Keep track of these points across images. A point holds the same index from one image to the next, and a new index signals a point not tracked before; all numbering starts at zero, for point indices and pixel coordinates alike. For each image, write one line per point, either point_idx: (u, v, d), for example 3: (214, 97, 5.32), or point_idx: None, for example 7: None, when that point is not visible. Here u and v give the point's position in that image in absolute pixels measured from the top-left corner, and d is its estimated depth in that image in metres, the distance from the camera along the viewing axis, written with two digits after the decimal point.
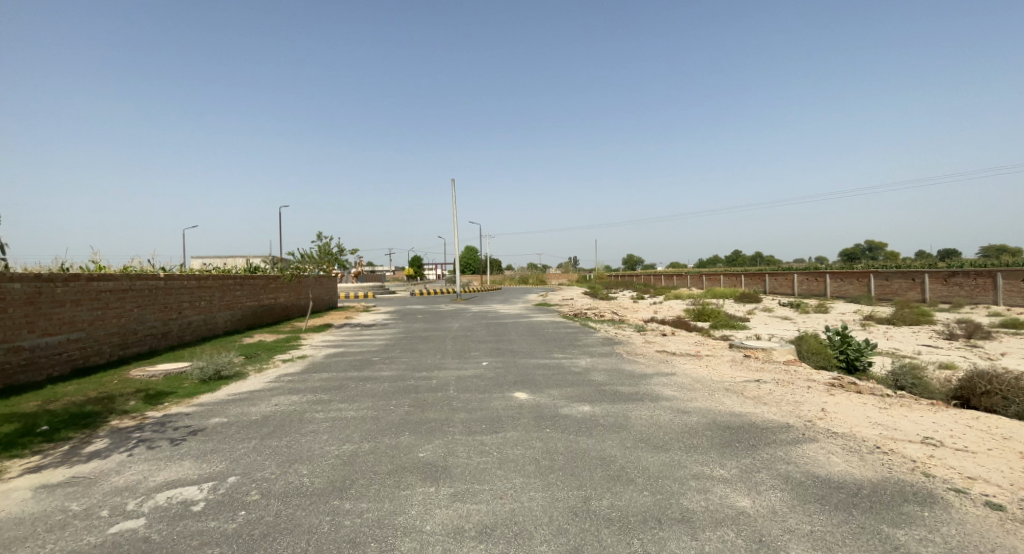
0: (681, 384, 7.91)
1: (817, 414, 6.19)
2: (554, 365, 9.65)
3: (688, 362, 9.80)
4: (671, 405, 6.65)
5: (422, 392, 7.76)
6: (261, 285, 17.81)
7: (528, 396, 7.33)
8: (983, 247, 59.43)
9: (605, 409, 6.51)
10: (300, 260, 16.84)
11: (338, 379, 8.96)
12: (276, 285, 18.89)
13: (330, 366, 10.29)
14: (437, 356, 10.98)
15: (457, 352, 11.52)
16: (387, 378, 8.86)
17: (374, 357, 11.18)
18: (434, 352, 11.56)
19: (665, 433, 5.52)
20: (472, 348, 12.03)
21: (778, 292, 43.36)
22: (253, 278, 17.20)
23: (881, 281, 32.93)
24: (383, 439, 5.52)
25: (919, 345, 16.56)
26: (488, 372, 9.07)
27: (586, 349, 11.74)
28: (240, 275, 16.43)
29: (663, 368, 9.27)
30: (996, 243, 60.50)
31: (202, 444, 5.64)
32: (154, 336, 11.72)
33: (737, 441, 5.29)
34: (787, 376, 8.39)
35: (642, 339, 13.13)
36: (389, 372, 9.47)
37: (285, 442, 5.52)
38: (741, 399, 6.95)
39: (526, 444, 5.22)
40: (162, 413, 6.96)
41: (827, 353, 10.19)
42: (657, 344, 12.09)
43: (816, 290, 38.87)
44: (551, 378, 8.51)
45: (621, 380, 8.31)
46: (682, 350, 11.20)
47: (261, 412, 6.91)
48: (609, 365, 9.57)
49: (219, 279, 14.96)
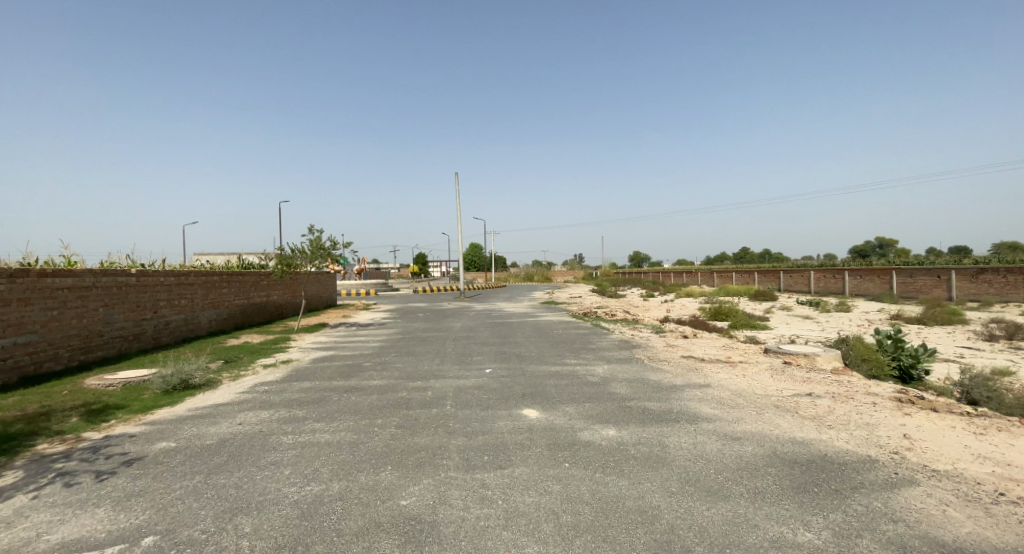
0: (721, 400, 6.68)
1: (902, 443, 4.96)
2: (568, 373, 8.45)
3: (722, 370, 8.56)
4: (716, 429, 5.44)
5: (414, 407, 6.58)
6: (252, 283, 16.70)
7: (539, 414, 6.13)
8: (1002, 244, 57.63)
9: (635, 435, 5.30)
10: (291, 255, 15.70)
11: (319, 389, 7.81)
12: (268, 282, 17.79)
13: (314, 373, 9.14)
14: (436, 361, 9.80)
15: (458, 356, 10.33)
16: (375, 389, 7.70)
17: (365, 362, 10.01)
18: (432, 357, 10.37)
19: (714, 472, 4.32)
20: (475, 352, 10.83)
21: (794, 290, 41.84)
22: (243, 275, 16.09)
23: (905, 278, 31.43)
24: (357, 478, 4.34)
25: (963, 347, 15.20)
26: (493, 382, 7.88)
27: (602, 353, 10.52)
28: (228, 271, 15.32)
29: (693, 378, 8.05)
30: (1015, 241, 58.72)
31: (132, 483, 4.49)
32: (123, 338, 10.62)
33: (815, 484, 4.07)
34: (843, 389, 7.14)
35: (663, 341, 11.89)
36: (379, 381, 8.30)
37: (234, 482, 4.36)
38: (797, 421, 5.73)
39: (540, 488, 4.04)
40: (101, 436, 5.83)
41: (879, 360, 8.97)
42: (681, 349, 10.85)
43: (834, 288, 37.36)
44: (565, 390, 7.30)
45: (648, 393, 7.10)
46: (710, 355, 9.95)
47: (219, 434, 5.78)
48: (631, 374, 8.35)
49: (203, 276, 13.85)
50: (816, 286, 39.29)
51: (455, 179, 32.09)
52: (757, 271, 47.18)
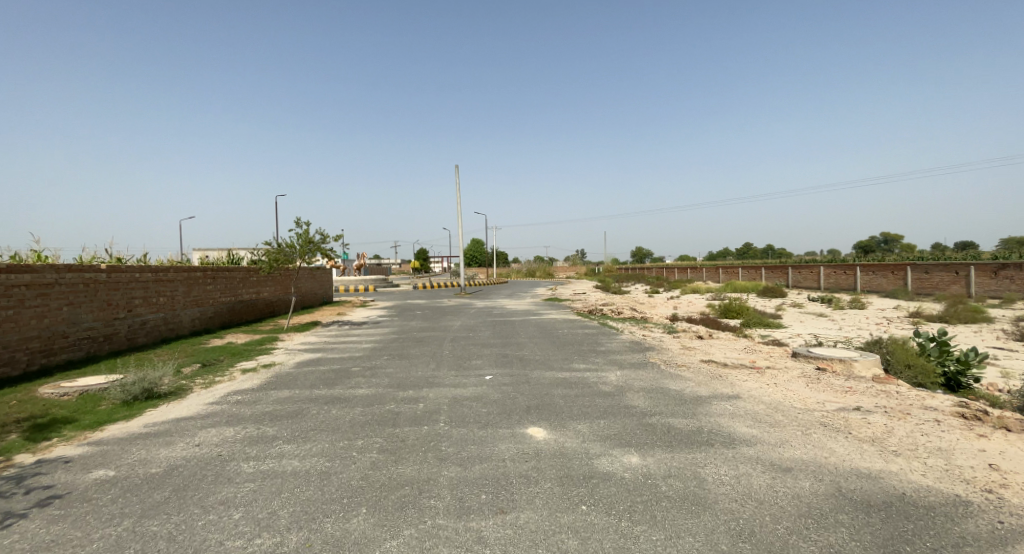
0: (757, 417, 5.76)
1: (994, 479, 4.06)
2: (578, 381, 7.54)
3: (750, 378, 7.65)
4: (762, 458, 4.52)
5: (402, 424, 5.69)
6: (240, 279, 15.82)
7: (547, 435, 5.24)
8: (1009, 240, 56.84)
9: (665, 465, 4.39)
10: (279, 249, 14.77)
11: (299, 400, 6.93)
12: (258, 278, 16.90)
13: (296, 379, 8.25)
14: (431, 366, 8.91)
15: (456, 360, 9.43)
16: (361, 400, 6.83)
17: (353, 367, 9.11)
18: (427, 361, 9.48)
19: (774, 522, 3.41)
20: (474, 355, 9.93)
21: (803, 286, 40.84)
22: (229, 271, 15.20)
23: (920, 274, 30.50)
24: (322, 528, 3.44)
25: (994, 348, 14.29)
26: (494, 393, 6.99)
27: (614, 356, 9.61)
28: (213, 267, 14.44)
29: (719, 387, 7.14)
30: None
31: (43, 530, 3.60)
32: (92, 339, 9.74)
33: (908, 544, 3.15)
34: (896, 403, 6.22)
35: (678, 343, 10.97)
36: (366, 390, 7.40)
37: (168, 532, 3.47)
38: (855, 445, 4.83)
39: (552, 546, 3.14)
40: (32, 460, 4.94)
41: (923, 366, 8.08)
42: (699, 352, 9.94)
43: (845, 284, 36.37)
44: (576, 403, 6.41)
45: (671, 407, 6.20)
46: (733, 360, 9.04)
47: (171, 459, 4.90)
48: (649, 382, 7.45)
49: (184, 272, 12.97)
50: (826, 282, 38.30)
51: (455, 171, 31.08)
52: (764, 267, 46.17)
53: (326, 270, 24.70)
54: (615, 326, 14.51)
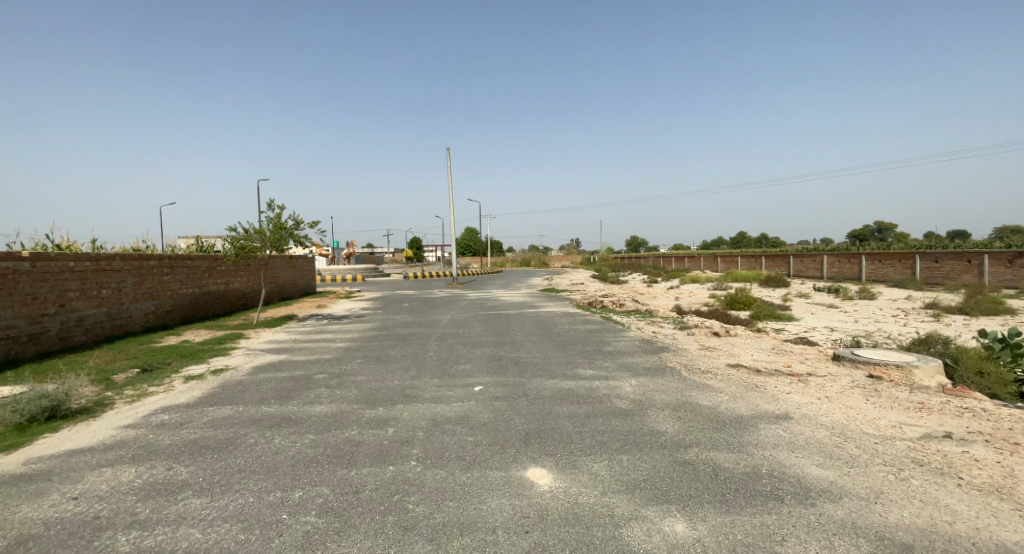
0: (825, 450, 4.42)
1: None
2: (587, 394, 6.18)
3: (794, 389, 6.32)
4: (864, 529, 3.16)
5: (361, 463, 4.30)
6: (205, 268, 14.32)
7: (554, 481, 3.88)
8: (1007, 229, 56.17)
9: (727, 542, 3.03)
10: (246, 235, 13.21)
11: (239, 422, 5.53)
12: (227, 267, 15.38)
13: (246, 391, 6.85)
14: (411, 373, 7.52)
15: (440, 364, 8.04)
16: (317, 422, 5.43)
17: (318, 374, 7.70)
18: (407, 365, 8.09)
19: None
20: (462, 357, 8.56)
21: (805, 275, 39.76)
22: (192, 260, 13.69)
23: (929, 264, 29.39)
24: None
25: None
26: (483, 411, 5.61)
27: (625, 359, 8.26)
28: (173, 255, 12.93)
29: (761, 403, 5.81)
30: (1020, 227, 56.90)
31: None
32: (10, 341, 8.28)
33: None
34: (993, 429, 4.90)
35: (695, 342, 9.64)
36: (326, 407, 5.99)
37: None
38: (981, 502, 3.49)
39: None
40: None
41: (995, 372, 6.78)
42: (722, 352, 8.61)
43: (849, 273, 35.31)
44: (587, 427, 5.05)
45: (710, 432, 4.86)
46: (765, 364, 7.70)
47: (26, 524, 3.49)
48: (674, 396, 6.11)
49: (133, 261, 11.47)
50: (829, 271, 37.22)
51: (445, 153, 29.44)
52: (764, 256, 45.07)
53: (308, 259, 23.17)
54: (619, 321, 13.18)
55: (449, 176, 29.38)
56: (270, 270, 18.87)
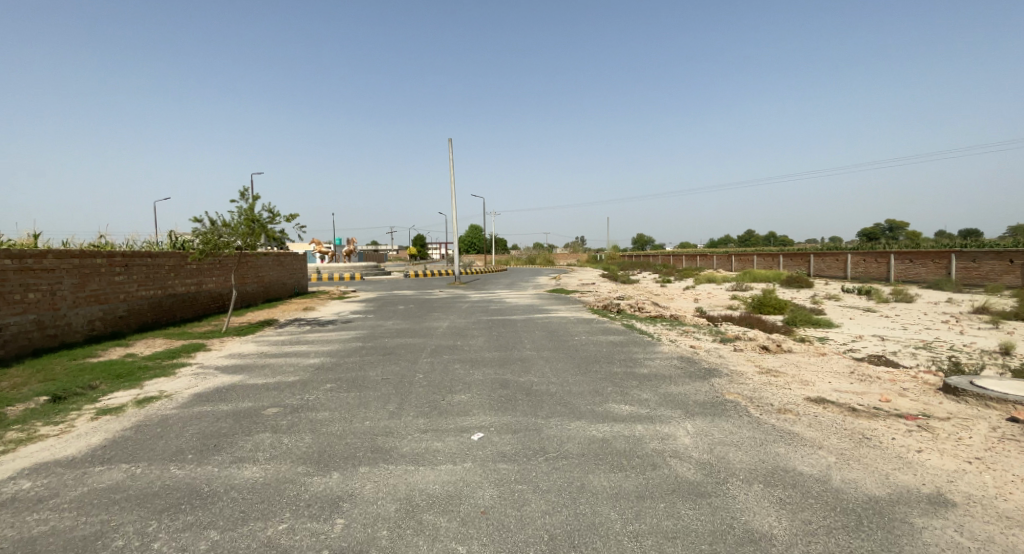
0: None
1: None
2: (630, 452, 4.35)
3: (922, 445, 4.47)
4: None
5: None
6: (170, 267, 12.58)
7: None
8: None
9: None
10: (209, 234, 10.98)
11: (121, 502, 3.74)
12: (198, 265, 13.65)
13: (163, 438, 5.07)
14: (390, 408, 5.72)
15: (430, 394, 6.24)
16: (234, 502, 3.64)
17: (269, 408, 5.91)
18: (387, 395, 6.28)
19: None
20: (458, 382, 6.76)
21: (827, 275, 37.84)
22: (153, 257, 11.96)
23: (967, 263, 27.41)
24: None
25: None
26: (483, 484, 3.80)
27: (667, 387, 6.44)
28: (127, 252, 11.20)
29: (889, 471, 3.97)
30: None
31: None
32: None
33: None
34: None
35: (748, 361, 7.79)
36: (257, 471, 4.20)
37: None
38: None
39: None
40: None
41: None
42: (789, 379, 6.76)
43: (877, 274, 33.31)
44: (643, 523, 3.23)
45: (845, 540, 3.03)
46: (856, 398, 5.82)
47: None
48: (756, 455, 4.27)
49: (73, 258, 9.75)
50: (854, 271, 35.28)
51: (448, 141, 27.64)
52: (782, 254, 43.12)
53: (298, 256, 21.43)
54: (645, 330, 11.35)
55: (453, 168, 27.61)
56: (252, 268, 17.12)
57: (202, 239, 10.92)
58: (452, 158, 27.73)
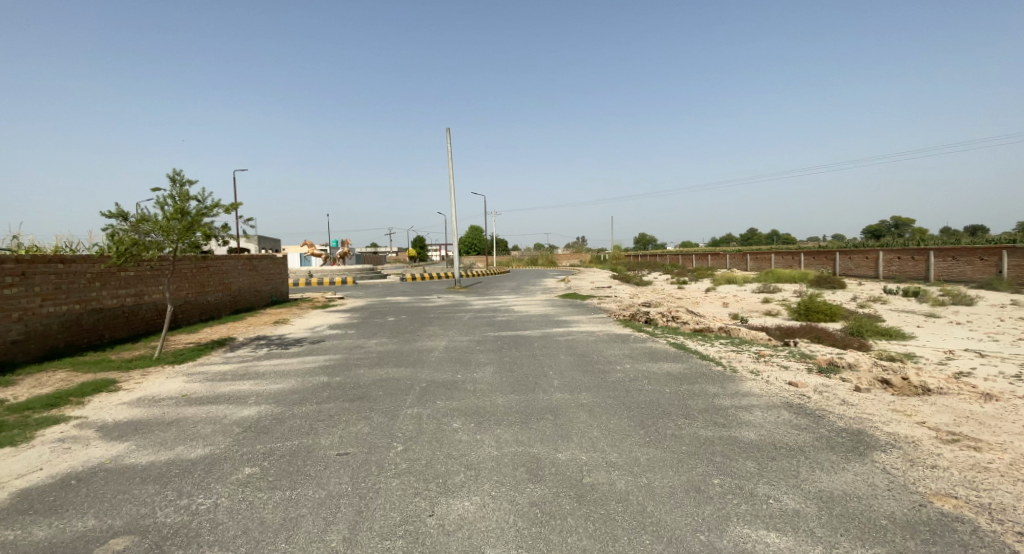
0: None
1: None
2: None
3: None
4: None
5: None
6: (95, 275, 9.92)
7: None
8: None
9: None
10: (130, 232, 8.16)
11: None
12: (136, 272, 10.96)
13: None
14: (335, 543, 3.08)
15: (410, 497, 3.60)
16: None
17: (120, 538, 3.24)
18: (339, 498, 3.63)
19: None
20: (459, 464, 4.13)
21: (855, 275, 35.24)
22: (67, 263, 9.28)
23: (1020, 261, 24.92)
24: None
25: None
26: None
27: (815, 480, 3.78)
28: (26, 256, 8.53)
29: None
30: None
31: None
32: None
33: None
34: None
35: (898, 416, 5.14)
36: None
37: None
38: None
39: None
40: None
41: None
42: (1004, 458, 4.12)
43: (913, 274, 30.79)
44: None
45: None
46: None
47: None
48: None
49: None
50: (886, 270, 32.71)
51: (447, 129, 24.98)
52: (803, 253, 40.50)
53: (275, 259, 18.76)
54: (702, 350, 8.69)
55: (451, 161, 24.98)
56: (214, 274, 14.43)
57: (115, 240, 8.14)
58: (450, 150, 25.10)
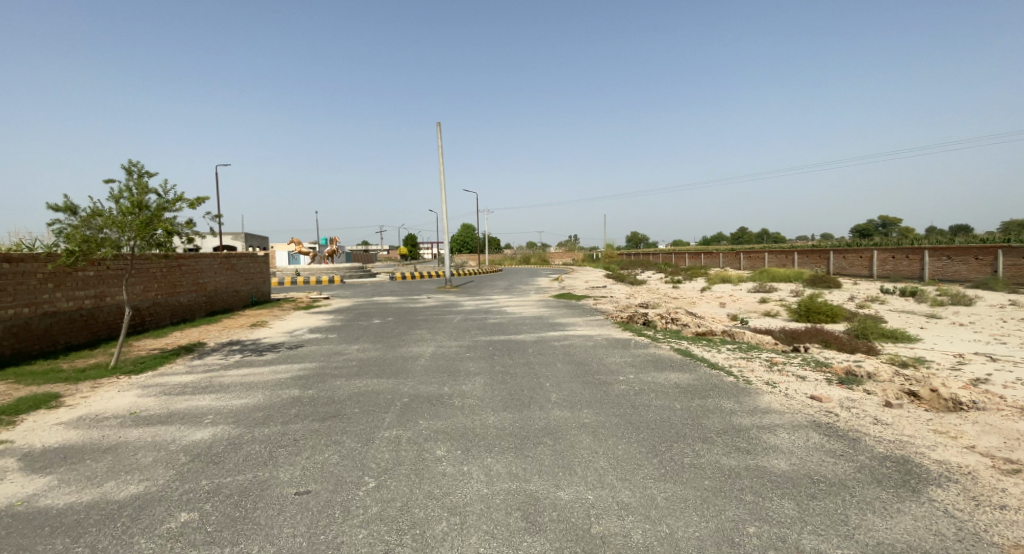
0: None
1: None
2: None
3: None
4: None
5: None
6: (48, 275, 9.12)
7: None
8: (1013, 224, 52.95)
9: None
10: (80, 228, 7.33)
11: None
12: (95, 272, 10.15)
13: None
14: None
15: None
16: None
17: None
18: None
19: None
20: (441, 508, 3.43)
21: (849, 274, 34.90)
22: (13, 263, 8.47)
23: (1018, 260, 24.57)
24: None
25: None
26: None
27: (867, 530, 3.13)
28: None
29: None
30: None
31: None
32: None
33: None
34: None
35: (943, 439, 4.52)
36: None
37: None
38: None
39: None
40: None
41: None
42: None
43: (909, 273, 30.44)
44: None
45: None
46: None
47: None
48: None
49: None
50: (880, 269, 32.38)
51: (437, 124, 24.19)
52: (797, 251, 40.12)
53: (255, 257, 17.94)
54: (709, 357, 8.04)
55: (442, 157, 24.21)
56: (187, 274, 13.61)
57: (64, 237, 7.32)
58: (441, 145, 24.29)
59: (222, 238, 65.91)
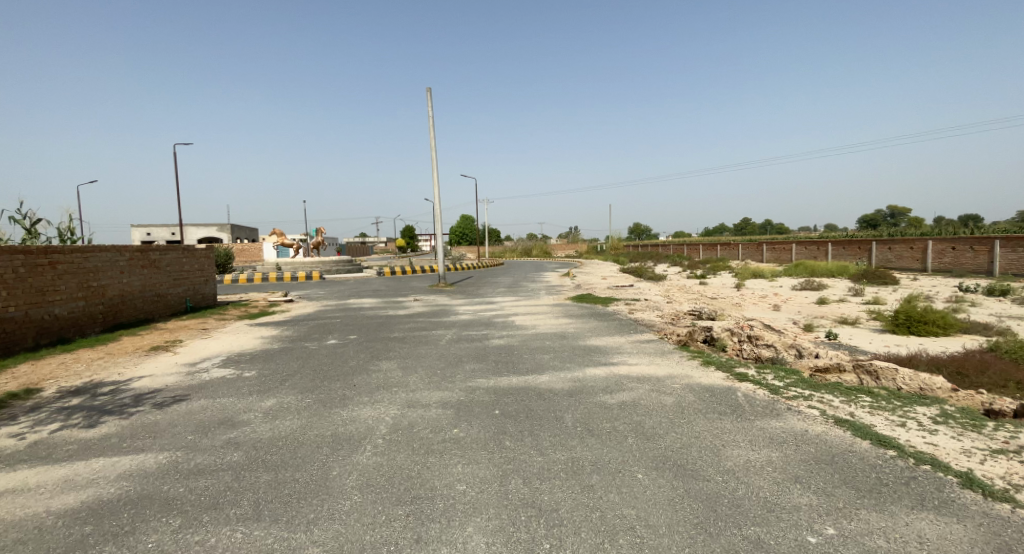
0: None
1: None
2: None
3: None
4: None
5: None
6: None
7: None
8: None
9: None
10: None
11: None
12: None
13: None
14: None
15: None
16: None
17: None
18: None
19: None
20: None
21: (895, 267, 31.04)
22: None
23: None
24: None
25: None
26: None
27: None
28: None
29: None
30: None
31: None
32: None
33: None
34: None
35: None
36: None
37: None
38: None
39: None
40: None
41: None
42: None
43: (970, 267, 26.56)
44: None
45: None
46: None
47: None
48: None
49: None
50: (934, 262, 28.48)
51: (427, 92, 20.19)
52: (831, 242, 36.19)
53: (191, 251, 13.94)
54: (940, 457, 4.07)
55: (433, 128, 20.15)
56: (67, 276, 9.67)
57: None
58: (432, 116, 20.11)
59: (207, 229, 61.82)
